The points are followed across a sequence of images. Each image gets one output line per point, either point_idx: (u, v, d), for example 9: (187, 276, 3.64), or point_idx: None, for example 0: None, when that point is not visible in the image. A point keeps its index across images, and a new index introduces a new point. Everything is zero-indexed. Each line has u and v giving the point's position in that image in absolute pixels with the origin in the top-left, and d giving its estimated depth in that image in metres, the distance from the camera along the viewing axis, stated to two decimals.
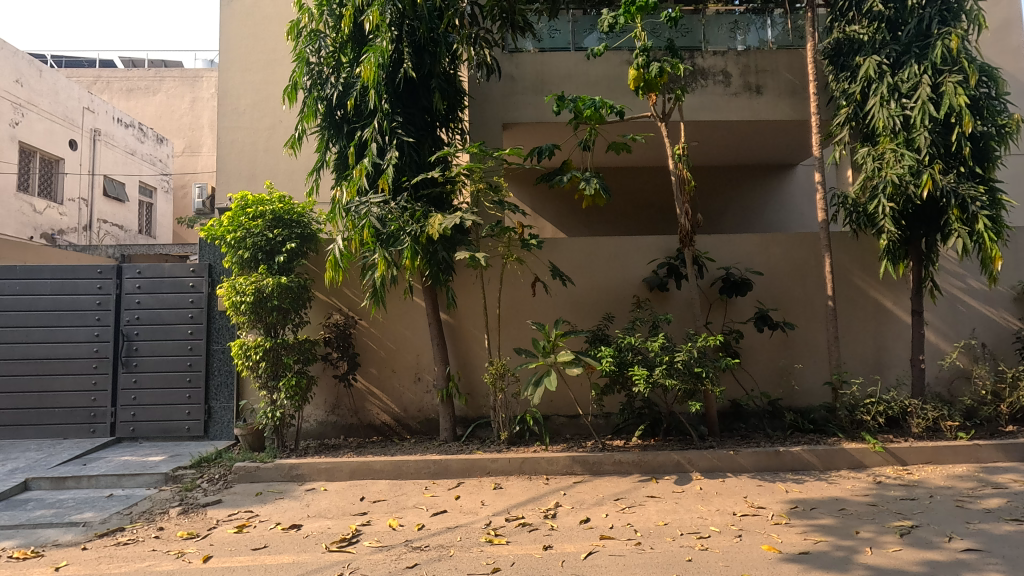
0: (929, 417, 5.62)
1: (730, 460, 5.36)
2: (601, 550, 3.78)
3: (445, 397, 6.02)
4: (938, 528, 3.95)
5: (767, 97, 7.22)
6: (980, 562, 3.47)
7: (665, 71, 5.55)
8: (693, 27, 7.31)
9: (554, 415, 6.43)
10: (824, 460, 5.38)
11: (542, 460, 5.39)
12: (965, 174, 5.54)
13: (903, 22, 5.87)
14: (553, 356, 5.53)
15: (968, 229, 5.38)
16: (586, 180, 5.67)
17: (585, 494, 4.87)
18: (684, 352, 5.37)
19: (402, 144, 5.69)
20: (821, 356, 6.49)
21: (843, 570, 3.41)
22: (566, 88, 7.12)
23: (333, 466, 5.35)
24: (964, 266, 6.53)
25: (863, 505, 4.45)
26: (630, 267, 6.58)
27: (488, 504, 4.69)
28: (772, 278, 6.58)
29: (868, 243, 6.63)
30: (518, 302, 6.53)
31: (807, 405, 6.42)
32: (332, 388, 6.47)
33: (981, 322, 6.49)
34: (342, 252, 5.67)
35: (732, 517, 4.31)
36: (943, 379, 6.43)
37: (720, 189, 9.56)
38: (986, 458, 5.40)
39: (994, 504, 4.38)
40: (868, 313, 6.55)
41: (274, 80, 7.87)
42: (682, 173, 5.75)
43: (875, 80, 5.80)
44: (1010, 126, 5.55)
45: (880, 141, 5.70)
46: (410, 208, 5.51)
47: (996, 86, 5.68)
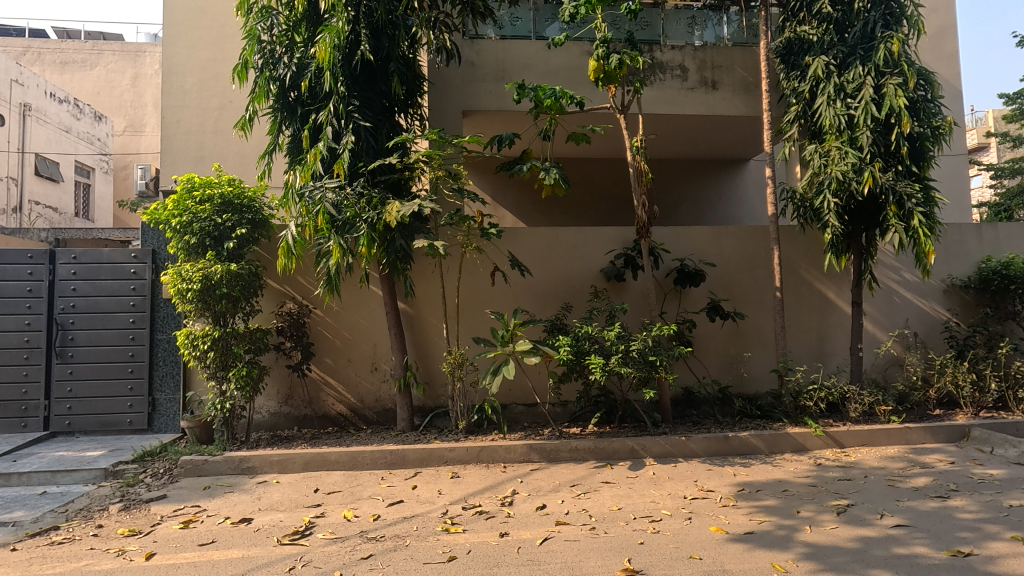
0: (865, 402, 5.95)
1: (682, 446, 5.54)
2: (556, 536, 3.83)
3: (402, 386, 5.95)
4: (871, 507, 4.20)
5: (722, 92, 7.39)
6: (907, 536, 3.70)
7: (625, 63, 5.60)
8: (652, 20, 7.42)
9: (512, 404, 6.47)
10: (770, 444, 5.63)
11: (499, 449, 5.42)
12: (903, 172, 5.82)
13: (850, 24, 6.10)
14: (511, 346, 5.55)
15: (904, 224, 5.68)
16: (545, 170, 5.69)
17: (542, 481, 4.93)
18: (639, 342, 5.49)
19: (358, 129, 5.56)
20: (769, 345, 6.76)
21: (784, 548, 3.57)
22: (528, 77, 7.09)
23: (285, 458, 5.24)
24: (900, 260, 6.91)
25: (804, 486, 4.68)
26: (589, 258, 6.65)
27: (445, 493, 4.69)
28: (724, 270, 6.79)
29: (813, 236, 6.91)
30: (476, 291, 6.50)
31: (755, 392, 6.68)
32: (286, 378, 6.31)
33: (914, 313, 6.89)
34: (295, 239, 5.51)
35: (683, 500, 4.46)
36: (879, 367, 6.81)
37: (676, 182, 9.76)
38: (915, 440, 5.75)
39: (921, 482, 4.69)
40: (813, 304, 6.85)
41: (223, 58, 7.51)
42: (640, 165, 5.85)
43: (823, 80, 6.03)
44: (943, 128, 5.87)
45: (827, 139, 5.94)
46: (367, 195, 5.38)
47: (932, 89, 5.96)
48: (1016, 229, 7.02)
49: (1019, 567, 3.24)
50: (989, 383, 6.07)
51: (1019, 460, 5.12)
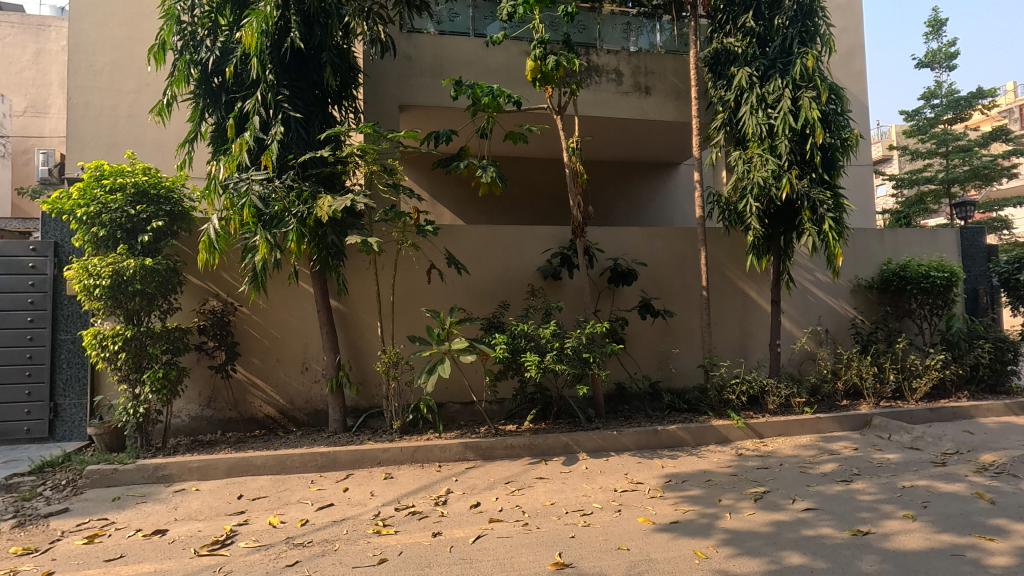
0: (782, 395, 6.34)
1: (614, 441, 5.70)
2: (489, 534, 3.84)
3: (334, 387, 5.78)
4: (785, 492, 4.49)
5: (654, 98, 7.65)
6: (815, 519, 3.98)
7: (561, 65, 5.71)
8: (589, 24, 7.56)
9: (448, 403, 6.43)
10: (695, 436, 5.90)
11: (434, 448, 5.38)
12: (817, 180, 6.24)
13: (771, 39, 6.45)
14: (447, 344, 5.52)
15: (817, 228, 6.10)
16: (482, 168, 5.70)
17: (477, 479, 4.93)
18: (573, 339, 5.60)
19: (288, 119, 5.34)
20: (695, 342, 7.07)
21: (705, 536, 3.75)
22: (466, 74, 7.05)
23: (207, 464, 4.96)
24: (814, 262, 7.41)
25: (725, 476, 4.93)
26: (525, 256, 6.71)
27: (378, 494, 4.59)
28: (655, 270, 7.03)
29: (737, 238, 7.28)
30: (412, 289, 6.41)
31: (683, 386, 6.97)
32: (208, 379, 5.97)
33: (825, 311, 7.41)
34: (218, 233, 5.22)
35: (614, 493, 4.59)
36: (794, 361, 7.28)
37: (612, 183, 10.00)
38: (825, 429, 6.20)
39: (829, 468, 5.06)
40: (736, 303, 7.23)
41: (138, 36, 7.02)
42: (576, 166, 5.97)
43: (747, 90, 6.36)
44: (851, 140, 6.34)
45: (749, 146, 6.28)
46: (297, 188, 5.18)
47: (842, 103, 6.41)
48: (912, 234, 7.70)
49: (909, 542, 3.56)
50: (889, 375, 6.63)
51: (912, 444, 5.62)
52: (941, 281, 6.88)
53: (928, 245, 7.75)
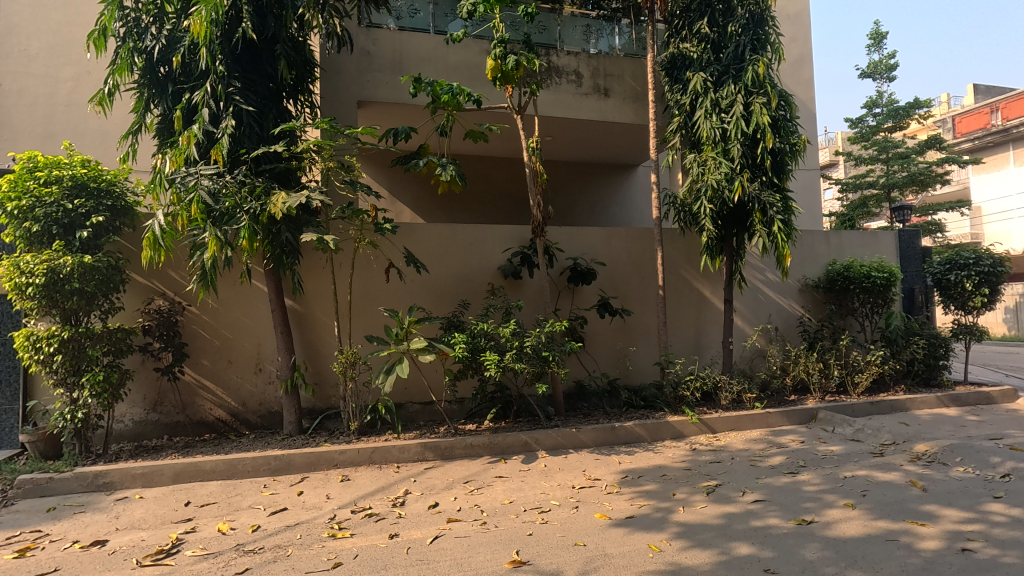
0: (734, 391, 6.56)
1: (572, 438, 5.77)
2: (447, 534, 3.83)
3: (289, 388, 5.64)
4: (736, 485, 4.64)
5: (613, 100, 7.77)
6: (763, 510, 4.13)
7: (521, 65, 5.74)
8: (549, 25, 7.61)
9: (407, 403, 6.36)
10: (651, 432, 6.03)
11: (393, 449, 5.32)
12: (767, 183, 6.46)
13: (724, 45, 6.64)
14: (406, 343, 5.46)
15: (767, 230, 6.34)
16: (442, 166, 5.67)
17: (436, 480, 4.90)
18: (533, 337, 5.64)
19: (240, 113, 5.16)
20: (652, 340, 7.23)
21: (659, 529, 3.84)
22: (425, 72, 6.99)
23: (151, 470, 4.76)
24: (764, 262, 7.68)
25: (680, 470, 5.06)
26: (485, 255, 6.71)
27: (334, 497, 4.50)
28: (614, 269, 7.15)
29: (693, 239, 7.48)
30: (370, 288, 6.31)
31: (640, 383, 7.11)
32: (153, 382, 5.72)
33: (775, 309, 7.70)
34: (164, 229, 5.00)
35: (572, 490, 4.64)
36: (746, 358, 7.54)
37: (572, 183, 10.10)
38: (774, 423, 6.44)
39: (777, 461, 5.26)
40: (691, 302, 7.43)
41: (77, 21, 6.69)
42: (536, 166, 6.01)
43: (701, 94, 6.53)
44: (799, 145, 6.59)
45: (704, 149, 6.46)
46: (249, 183, 5.02)
47: (792, 109, 6.65)
48: (855, 236, 8.09)
49: (849, 529, 3.73)
50: (833, 371, 6.95)
51: (854, 436, 5.91)
52: (880, 281, 7.25)
53: (870, 246, 8.15)
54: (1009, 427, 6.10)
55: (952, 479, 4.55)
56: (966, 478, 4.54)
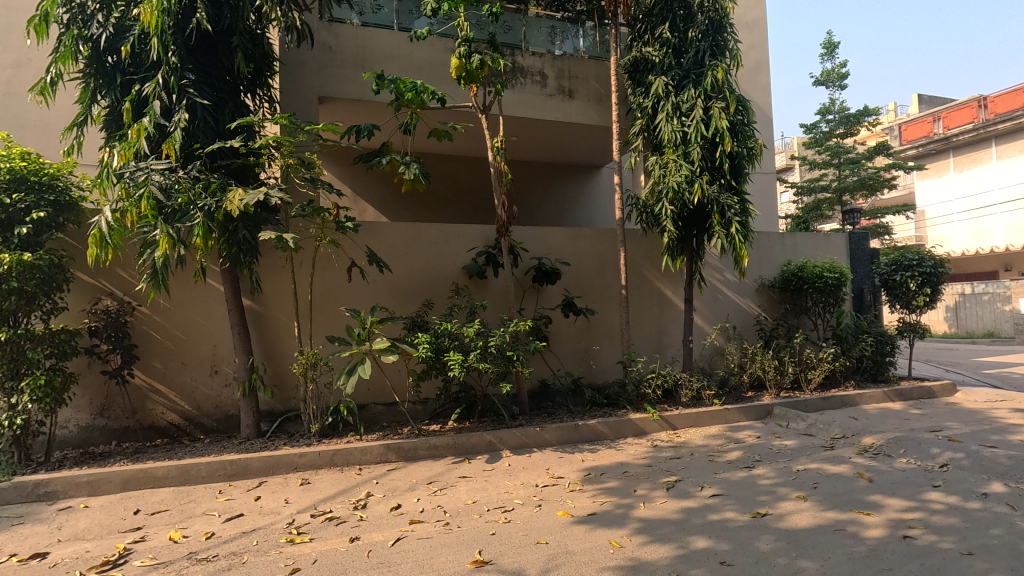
0: (694, 388, 6.73)
1: (536, 437, 5.80)
2: (409, 535, 3.79)
3: (246, 390, 5.49)
4: (694, 480, 4.76)
5: (577, 101, 7.84)
6: (720, 504, 4.25)
7: (486, 64, 5.73)
8: (514, 25, 7.62)
9: (370, 404, 6.28)
10: (614, 429, 6.12)
11: (354, 451, 5.24)
12: (726, 186, 6.64)
13: (685, 50, 6.79)
14: (368, 344, 5.39)
15: (726, 231, 6.52)
16: (405, 165, 5.62)
17: (398, 481, 4.85)
18: (497, 337, 5.64)
19: (194, 106, 4.99)
20: (615, 339, 7.33)
21: (620, 525, 3.90)
22: (389, 69, 6.90)
23: (98, 478, 4.55)
24: (723, 263, 7.89)
25: (641, 467, 5.16)
26: (450, 255, 6.68)
27: (293, 501, 4.40)
28: (578, 269, 7.22)
29: (654, 240, 7.62)
30: (332, 287, 6.19)
31: (603, 382, 7.21)
32: (100, 386, 5.47)
33: (733, 309, 7.92)
34: (111, 226, 4.78)
35: (535, 488, 4.67)
36: (705, 356, 7.73)
37: (537, 184, 10.16)
38: (732, 419, 6.63)
39: (734, 456, 5.42)
40: (653, 301, 7.57)
41: (17, 6, 6.39)
42: (500, 165, 6.02)
43: (663, 98, 6.67)
44: (756, 150, 6.79)
45: (665, 151, 6.60)
46: (204, 179, 4.86)
47: (749, 114, 6.84)
48: (809, 237, 8.39)
49: (801, 520, 3.88)
50: (787, 368, 7.20)
51: (807, 431, 6.13)
52: (831, 281, 7.56)
53: (822, 248, 8.47)
54: (948, 419, 6.45)
55: (896, 470, 4.78)
56: (908, 469, 4.78)
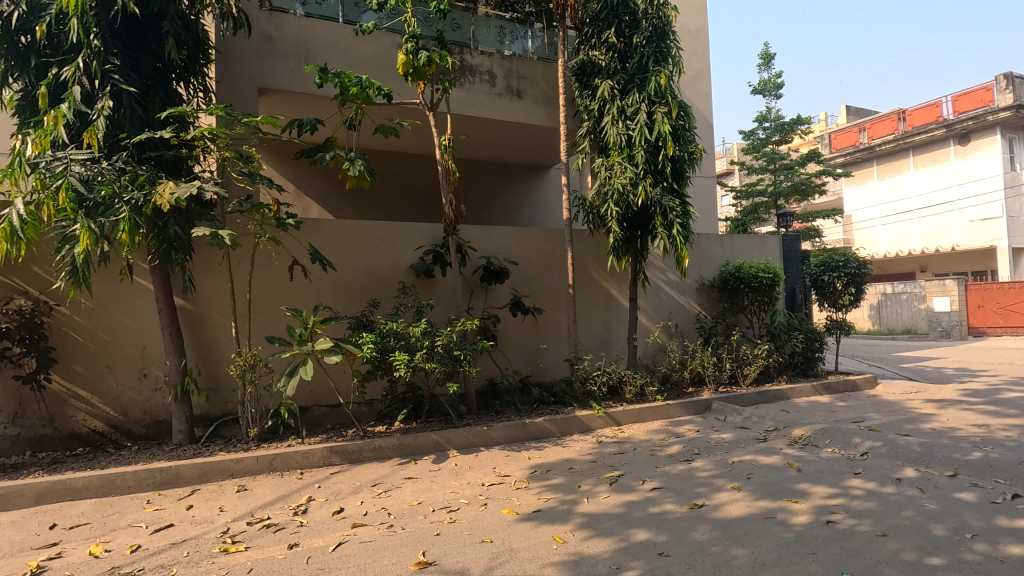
0: (637, 384, 6.93)
1: (483, 436, 5.82)
2: (351, 540, 3.71)
3: (178, 394, 5.22)
4: (637, 474, 4.89)
5: (526, 102, 7.89)
6: (660, 496, 4.39)
7: (433, 61, 5.68)
8: (463, 23, 7.58)
9: (313, 406, 6.11)
10: (561, 427, 6.20)
11: (295, 455, 5.09)
12: (668, 188, 6.85)
13: (630, 55, 6.95)
14: (310, 344, 5.24)
15: (668, 232, 6.73)
16: (350, 161, 5.49)
17: (341, 484, 4.74)
18: (444, 336, 5.61)
19: (120, 93, 4.70)
20: (562, 338, 7.43)
21: (564, 521, 3.96)
22: (333, 62, 6.73)
23: (9, 492, 4.22)
24: (666, 263, 8.14)
25: (586, 463, 5.26)
26: (396, 253, 6.58)
27: (228, 509, 4.23)
28: (526, 269, 7.27)
29: (601, 240, 7.78)
30: (272, 286, 5.98)
31: (550, 380, 7.30)
32: (13, 392, 5.06)
33: (675, 307, 8.20)
34: (24, 219, 4.43)
35: (481, 487, 4.67)
36: (649, 353, 7.95)
37: (487, 183, 10.17)
38: (673, 414, 6.86)
39: (674, 449, 5.60)
40: (599, 300, 7.72)
41: None
42: (448, 164, 5.98)
43: (609, 101, 6.81)
44: (697, 154, 7.03)
45: (611, 154, 6.74)
46: (131, 171, 4.59)
47: (690, 120, 7.07)
48: (745, 239, 8.78)
49: (735, 510, 4.05)
50: (725, 364, 7.51)
51: (742, 424, 6.42)
52: (766, 281, 7.95)
53: (758, 249, 8.88)
54: (869, 411, 6.91)
55: (822, 459, 5.08)
56: (833, 458, 5.09)
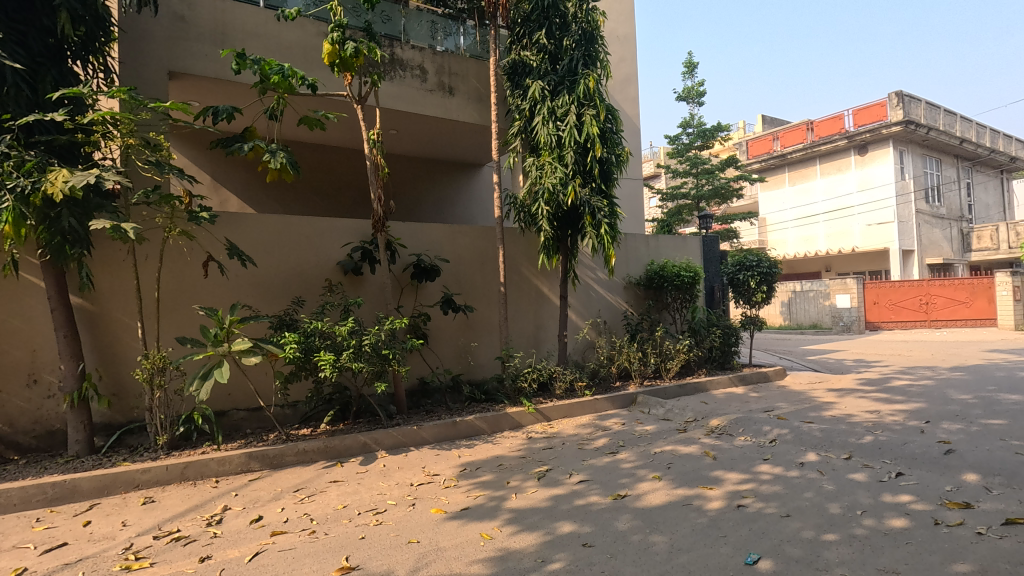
0: (567, 380, 7.08)
1: (413, 436, 5.74)
2: (269, 548, 3.56)
3: (75, 401, 4.80)
4: (564, 468, 5.00)
5: (457, 99, 7.85)
6: (586, 489, 4.51)
7: (361, 53, 5.52)
8: (393, 16, 7.43)
9: (231, 411, 5.79)
10: (491, 424, 6.23)
11: (210, 462, 4.81)
12: (596, 189, 7.03)
13: (561, 57, 7.07)
14: (226, 345, 4.96)
15: (596, 232, 6.91)
16: (270, 153, 5.25)
17: (261, 491, 4.53)
18: (371, 335, 5.48)
19: (3, 69, 4.24)
20: (493, 336, 7.47)
21: (492, 517, 3.98)
22: (253, 48, 6.39)
23: None
24: (595, 262, 8.37)
25: (515, 459, 5.31)
26: (322, 250, 6.35)
27: (132, 523, 3.93)
28: (457, 266, 7.23)
29: (532, 238, 7.87)
30: (184, 284, 5.61)
31: (482, 377, 7.31)
32: None
33: (604, 305, 8.44)
34: None
35: (409, 488, 4.61)
36: (579, 350, 8.15)
37: (418, 179, 10.03)
38: (601, 408, 7.06)
39: (601, 442, 5.78)
40: (530, 298, 7.82)
41: None
42: (377, 159, 5.84)
43: (540, 101, 6.90)
44: (623, 156, 7.25)
45: (542, 154, 6.83)
46: (16, 156, 4.16)
47: (618, 123, 7.28)
48: (669, 239, 9.18)
49: (655, 499, 4.23)
50: (650, 359, 7.82)
51: (665, 416, 6.71)
52: (687, 279, 8.35)
53: (680, 249, 9.31)
54: (778, 400, 7.42)
55: (735, 447, 5.40)
56: (745, 445, 5.42)
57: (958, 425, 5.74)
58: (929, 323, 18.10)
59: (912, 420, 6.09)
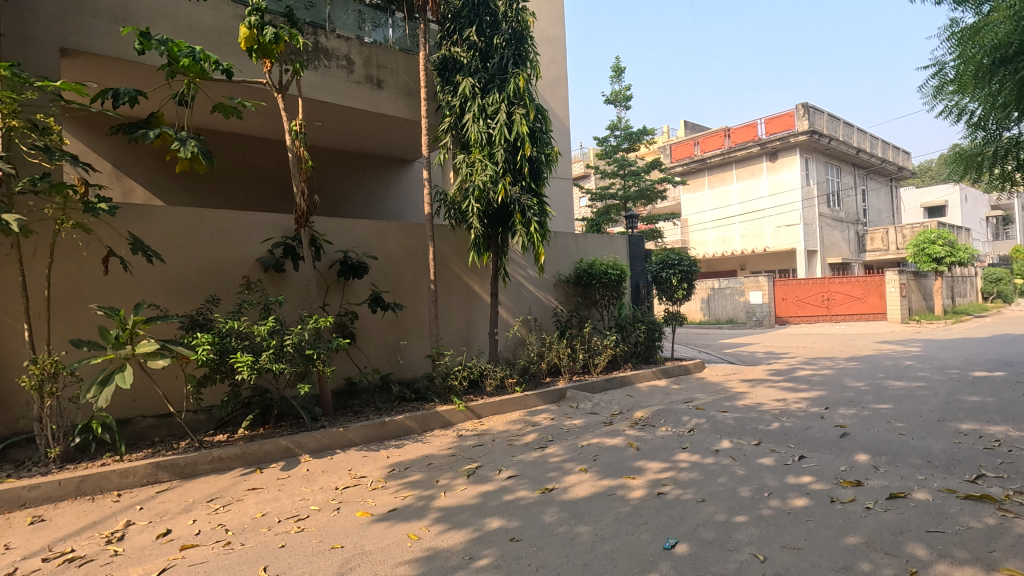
0: (497, 377, 7.13)
1: (339, 438, 5.56)
2: (178, 564, 3.33)
3: None
4: (493, 465, 5.03)
5: (386, 92, 7.67)
6: (515, 484, 4.55)
7: (282, 39, 5.25)
8: (317, 3, 7.15)
9: (136, 418, 5.37)
10: (421, 423, 6.16)
11: (111, 474, 4.44)
12: (526, 187, 7.10)
13: (491, 56, 7.07)
14: (129, 348, 4.59)
15: (526, 230, 6.98)
16: (179, 141, 4.89)
17: (170, 503, 4.23)
18: (293, 335, 5.25)
19: None
20: (423, 334, 7.38)
21: (420, 517, 3.94)
22: (161, 27, 5.95)
23: None
24: (525, 259, 8.48)
25: (445, 457, 5.28)
26: (239, 245, 6.02)
27: (17, 546, 3.55)
28: (386, 263, 7.08)
29: (462, 236, 7.84)
30: (80, 282, 5.14)
31: (412, 376, 7.21)
32: None
33: (534, 302, 8.57)
34: None
35: (334, 492, 4.46)
36: (509, 346, 8.22)
37: (345, 174, 9.73)
38: (531, 404, 7.16)
39: (530, 438, 5.86)
40: (461, 295, 7.80)
41: None
42: (299, 151, 5.59)
43: (470, 98, 6.87)
44: (552, 156, 7.36)
45: (472, 151, 6.81)
46: None
47: (547, 123, 7.38)
48: (597, 238, 9.44)
49: (581, 490, 4.35)
50: (578, 354, 8.01)
51: (592, 410, 6.90)
52: (614, 277, 8.63)
53: (608, 247, 9.60)
54: (697, 392, 7.82)
55: (657, 437, 5.64)
56: (666, 435, 5.68)
57: (853, 411, 6.29)
58: (830, 317, 19.75)
59: (814, 407, 6.61)
